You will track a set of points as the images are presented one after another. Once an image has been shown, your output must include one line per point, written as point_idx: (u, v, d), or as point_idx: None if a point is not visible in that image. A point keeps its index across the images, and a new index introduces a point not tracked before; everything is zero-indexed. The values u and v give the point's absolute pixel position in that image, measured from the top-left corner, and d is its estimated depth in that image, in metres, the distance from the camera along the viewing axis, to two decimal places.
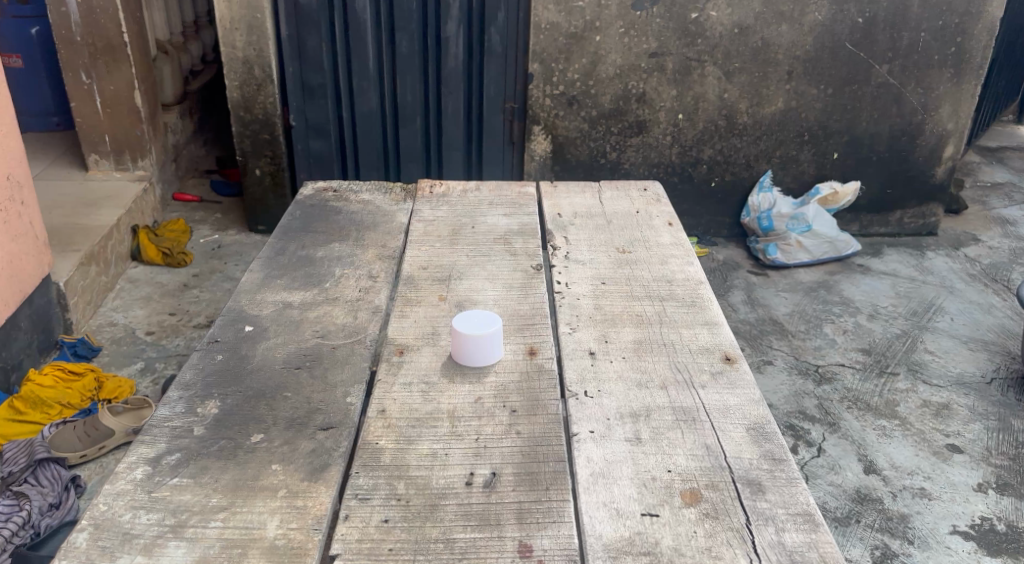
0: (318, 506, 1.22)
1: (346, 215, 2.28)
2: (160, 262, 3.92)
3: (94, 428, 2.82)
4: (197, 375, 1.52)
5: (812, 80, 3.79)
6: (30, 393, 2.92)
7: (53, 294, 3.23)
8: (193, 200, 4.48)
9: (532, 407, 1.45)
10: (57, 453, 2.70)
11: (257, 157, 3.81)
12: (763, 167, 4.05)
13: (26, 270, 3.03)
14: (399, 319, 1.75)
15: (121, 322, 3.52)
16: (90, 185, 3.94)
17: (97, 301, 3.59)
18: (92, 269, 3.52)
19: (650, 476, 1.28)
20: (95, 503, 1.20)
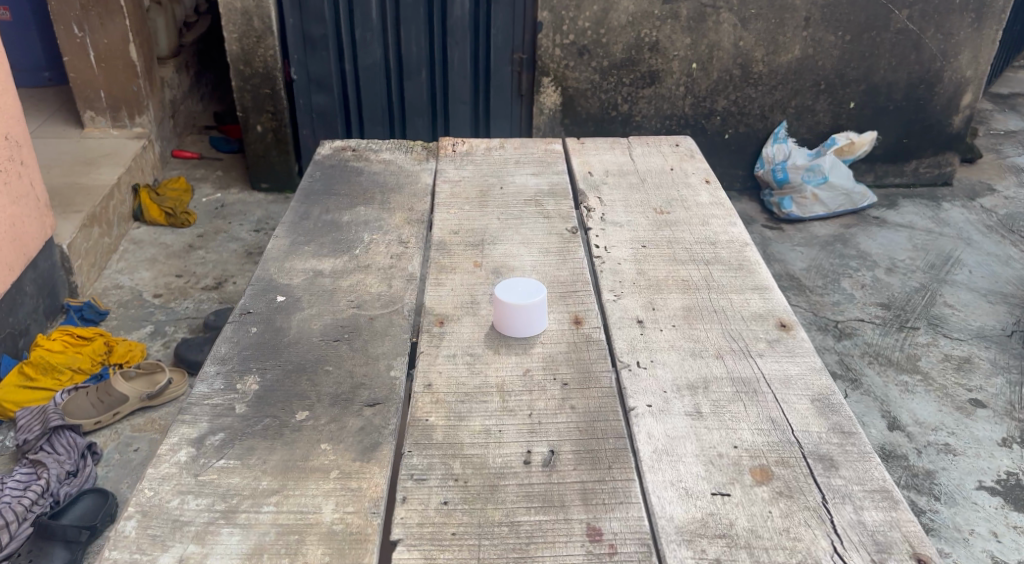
0: (374, 488, 1.17)
1: (368, 176, 2.19)
2: (163, 222, 3.81)
3: (106, 394, 2.74)
4: (233, 349, 1.46)
5: (830, 27, 3.66)
6: (41, 359, 2.85)
7: (57, 257, 3.14)
8: (193, 157, 4.36)
9: (584, 380, 1.41)
10: (72, 419, 2.62)
11: (258, 113, 3.70)
12: (779, 118, 3.94)
13: (29, 233, 2.94)
14: (435, 286, 1.68)
15: (127, 285, 3.44)
16: (87, 143, 3.81)
17: (101, 264, 3.50)
18: (94, 231, 3.42)
19: (716, 452, 1.25)
20: (140, 488, 1.14)
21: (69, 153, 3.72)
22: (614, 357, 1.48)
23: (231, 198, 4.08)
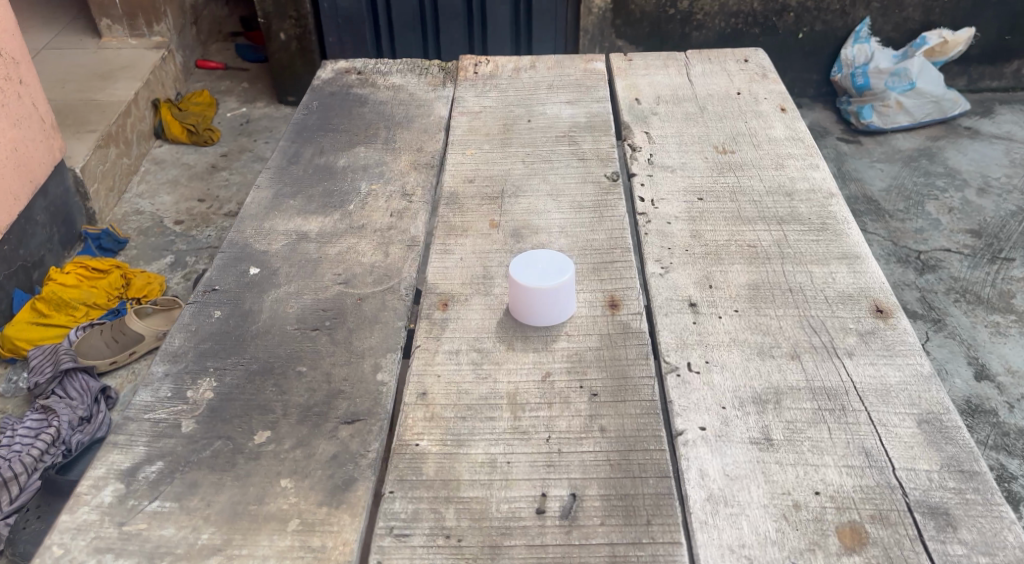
0: (341, 548, 0.91)
1: (373, 106, 1.86)
2: (184, 140, 3.53)
3: (121, 332, 2.50)
4: (189, 341, 1.19)
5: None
6: (53, 294, 2.60)
7: (70, 181, 2.87)
8: (217, 67, 4.05)
9: (618, 391, 1.11)
10: (85, 361, 2.40)
11: (280, 18, 3.35)
12: (861, 14, 3.40)
13: (34, 159, 2.65)
14: (442, 254, 1.38)
15: (147, 210, 3.18)
16: (105, 54, 3.53)
17: (120, 187, 3.23)
18: (111, 152, 3.14)
19: (790, 503, 0.96)
20: (47, 545, 0.90)
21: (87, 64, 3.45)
22: (659, 357, 1.18)
23: (258, 112, 3.79)
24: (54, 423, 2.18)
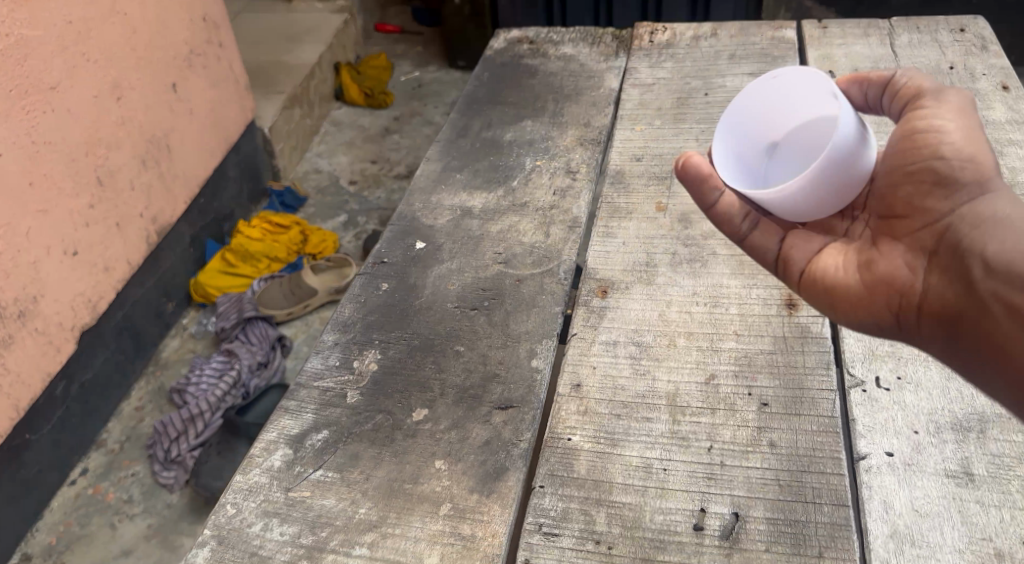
0: (491, 540, 0.90)
1: (543, 77, 1.82)
2: (363, 102, 3.61)
3: (297, 286, 2.57)
4: (358, 312, 1.23)
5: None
6: (240, 246, 2.67)
7: (259, 140, 2.95)
8: (395, 31, 4.17)
9: (792, 403, 1.01)
10: (264, 311, 2.49)
11: None
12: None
13: (230, 122, 2.71)
14: (603, 238, 1.32)
15: (326, 169, 3.27)
16: (294, 17, 3.70)
17: (303, 146, 3.33)
18: (296, 112, 3.25)
19: (990, 548, 0.85)
20: (223, 503, 0.96)
21: (278, 28, 3.59)
22: (843, 367, 1.07)
23: (429, 78, 3.82)
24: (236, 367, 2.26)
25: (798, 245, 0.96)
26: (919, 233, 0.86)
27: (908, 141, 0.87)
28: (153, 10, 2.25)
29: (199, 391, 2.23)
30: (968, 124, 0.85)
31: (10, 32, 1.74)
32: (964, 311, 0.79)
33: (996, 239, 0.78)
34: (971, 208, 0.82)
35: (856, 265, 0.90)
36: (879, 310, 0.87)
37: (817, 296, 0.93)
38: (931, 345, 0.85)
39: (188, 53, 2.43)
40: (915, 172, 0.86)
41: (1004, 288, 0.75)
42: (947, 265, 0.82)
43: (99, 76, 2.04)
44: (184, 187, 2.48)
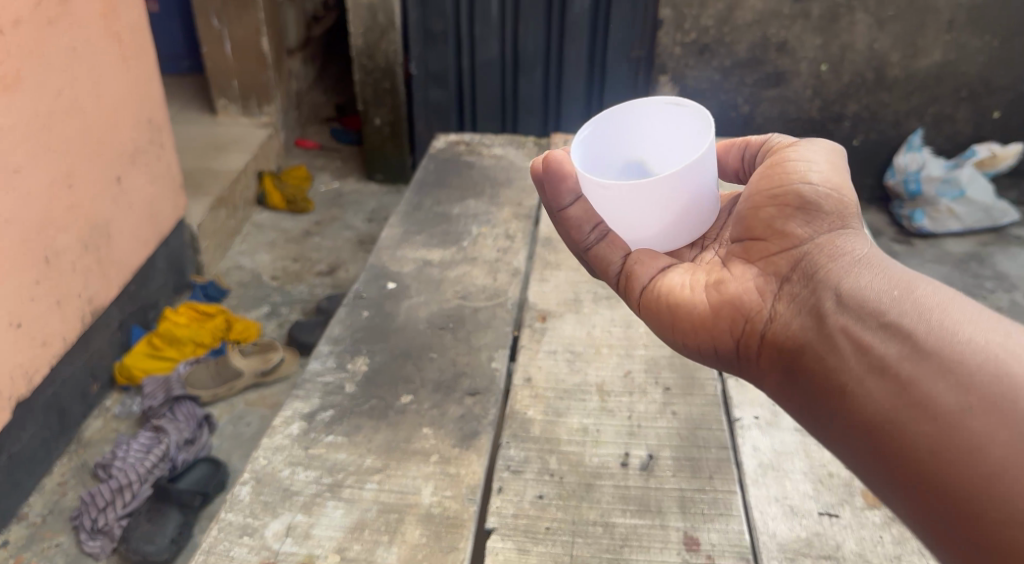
0: (471, 474, 1.18)
1: (480, 170, 2.22)
2: (285, 208, 3.52)
3: (224, 366, 2.45)
4: (346, 330, 1.52)
5: (977, 30, 2.95)
6: (167, 329, 2.52)
7: (188, 238, 2.90)
8: (314, 147, 4.09)
9: (687, 386, 1.36)
10: (193, 391, 2.35)
11: (378, 106, 3.48)
12: (914, 125, 3.19)
13: (163, 215, 2.66)
14: (539, 281, 1.69)
15: (248, 266, 3.17)
16: (218, 129, 3.58)
17: (226, 244, 3.23)
18: (222, 211, 3.17)
19: (826, 472, 1.17)
20: (255, 456, 1.21)
21: (200, 136, 3.48)
22: None
23: (351, 188, 3.78)
24: (165, 440, 2.12)
25: (644, 263, 1.07)
26: (775, 257, 0.97)
27: (778, 171, 1.00)
28: (108, 102, 2.29)
29: (126, 464, 2.05)
30: (834, 170, 0.98)
31: None
32: (801, 339, 0.88)
33: (846, 276, 0.88)
34: (824, 241, 0.94)
35: (706, 284, 1.01)
36: (721, 329, 0.98)
37: (664, 308, 1.03)
38: (763, 372, 0.95)
39: (134, 146, 2.45)
40: (780, 196, 0.97)
41: (847, 320, 0.84)
42: (795, 291, 0.93)
43: (53, 163, 2.04)
44: (118, 276, 2.40)
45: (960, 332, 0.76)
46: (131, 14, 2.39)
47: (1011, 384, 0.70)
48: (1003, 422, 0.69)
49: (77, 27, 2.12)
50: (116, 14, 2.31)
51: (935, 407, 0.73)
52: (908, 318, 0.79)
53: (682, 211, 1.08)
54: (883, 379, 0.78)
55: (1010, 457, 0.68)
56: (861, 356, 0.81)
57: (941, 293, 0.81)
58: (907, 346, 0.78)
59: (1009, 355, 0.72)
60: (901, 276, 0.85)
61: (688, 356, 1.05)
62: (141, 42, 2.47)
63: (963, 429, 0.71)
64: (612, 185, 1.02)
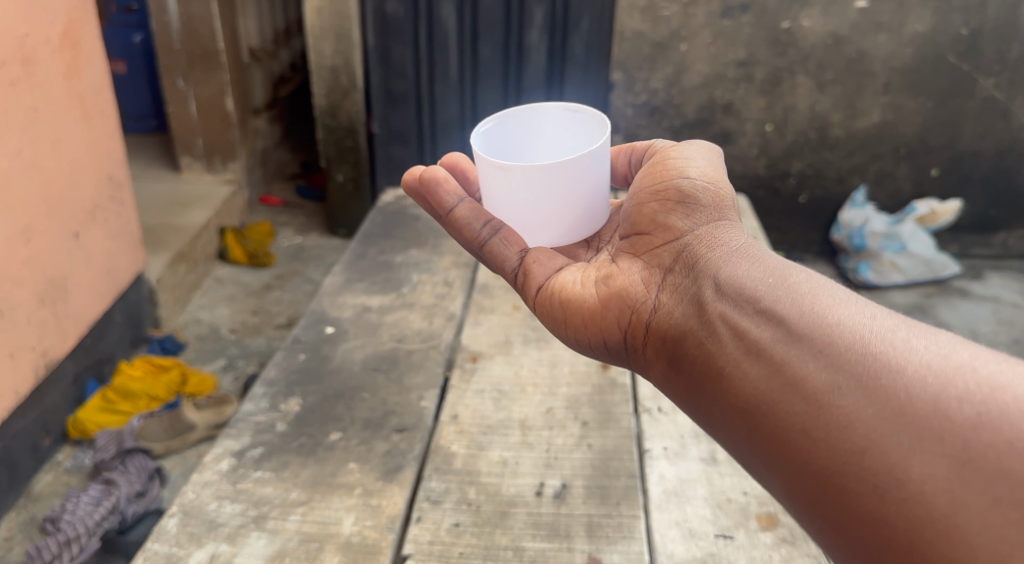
0: (392, 505, 1.25)
1: (426, 221, 2.32)
2: (244, 263, 3.52)
3: (177, 419, 2.44)
4: (281, 373, 1.58)
5: (911, 93, 3.09)
6: (122, 383, 2.50)
7: (145, 292, 2.90)
8: (277, 204, 4.08)
9: (604, 420, 1.45)
10: (145, 443, 2.33)
11: (341, 163, 3.37)
12: (857, 182, 3.32)
13: (121, 270, 2.69)
14: (473, 324, 1.78)
15: (206, 320, 3.15)
16: (181, 186, 3.61)
17: (184, 299, 3.21)
18: (181, 266, 3.17)
19: (726, 497, 1.25)
20: (184, 491, 1.27)
21: (162, 195, 3.51)
22: (640, 401, 1.51)
23: (313, 243, 3.82)
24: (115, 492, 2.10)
25: (542, 262, 1.13)
26: (658, 250, 1.05)
27: (661, 169, 1.12)
28: (69, 161, 2.35)
29: (75, 518, 2.04)
30: (708, 169, 1.10)
31: None
32: (683, 326, 0.94)
33: (723, 265, 0.95)
34: (701, 233, 1.03)
35: (596, 279, 1.07)
36: (610, 320, 1.03)
37: (555, 302, 1.08)
38: (649, 361, 0.99)
39: (94, 202, 2.50)
40: (662, 191, 1.08)
41: (725, 307, 0.89)
42: (677, 281, 0.99)
43: (13, 219, 2.09)
44: (74, 327, 2.41)
45: (829, 315, 0.81)
46: (94, 76, 2.48)
47: (872, 360, 0.75)
48: (865, 394, 0.73)
49: (40, 89, 2.20)
50: (80, 76, 2.39)
51: (806, 386, 0.77)
52: (781, 303, 0.85)
53: (574, 201, 1.17)
54: (759, 361, 0.82)
55: (874, 428, 0.71)
56: (739, 340, 0.85)
57: (812, 282, 0.87)
58: (780, 330, 0.82)
59: (872, 333, 0.77)
60: (776, 267, 0.92)
61: (579, 351, 1.10)
62: (104, 102, 2.54)
63: (831, 405, 0.75)
64: (511, 167, 1.12)
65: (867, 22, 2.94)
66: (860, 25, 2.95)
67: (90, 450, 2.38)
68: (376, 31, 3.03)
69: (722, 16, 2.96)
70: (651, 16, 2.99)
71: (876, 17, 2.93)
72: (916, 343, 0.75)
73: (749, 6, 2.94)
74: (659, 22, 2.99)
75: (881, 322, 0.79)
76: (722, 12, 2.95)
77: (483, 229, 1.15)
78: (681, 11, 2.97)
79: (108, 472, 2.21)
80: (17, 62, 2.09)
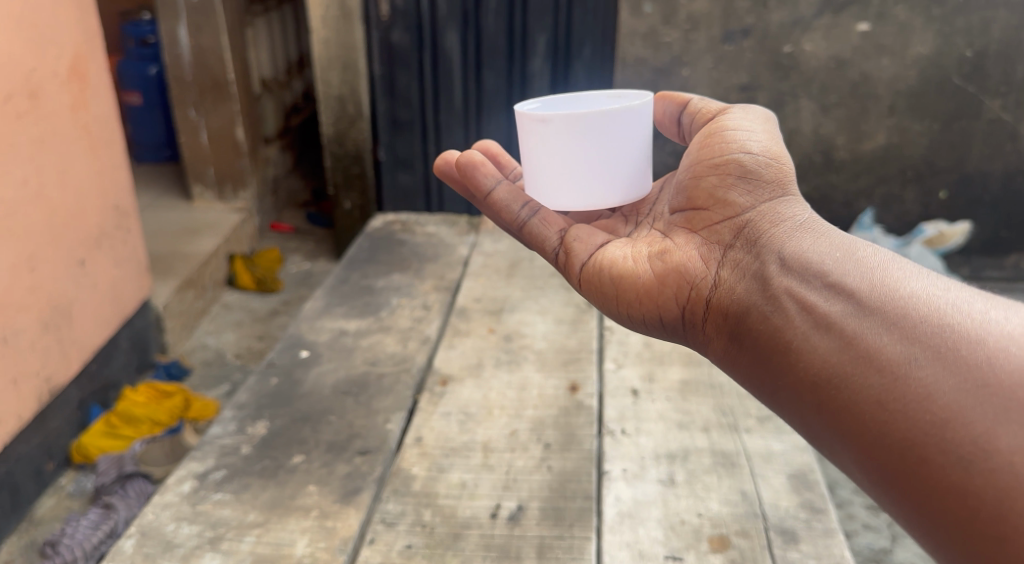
0: (347, 527, 1.26)
1: (410, 247, 2.34)
2: (252, 289, 3.36)
3: (180, 445, 2.32)
4: (252, 397, 1.60)
5: (916, 115, 2.98)
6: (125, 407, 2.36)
7: (152, 318, 2.73)
8: (289, 231, 3.93)
9: (566, 442, 1.45)
10: (146, 468, 2.21)
11: (349, 190, 3.32)
12: (863, 205, 3.18)
13: (127, 300, 2.52)
14: (447, 347, 1.79)
15: (213, 345, 2.99)
16: (194, 215, 3.49)
17: (191, 324, 3.05)
18: (189, 293, 3.01)
19: (679, 519, 1.28)
20: (145, 512, 1.30)
21: (173, 223, 3.39)
22: (605, 421, 1.52)
23: (322, 268, 3.62)
24: (116, 518, 2.01)
25: (583, 240, 1.15)
26: (717, 226, 1.08)
27: (717, 142, 1.12)
28: (73, 192, 2.20)
29: (75, 541, 1.93)
30: (768, 142, 1.12)
31: None
32: (749, 302, 0.97)
33: (789, 242, 0.98)
34: (763, 209, 1.06)
35: (651, 255, 1.10)
36: (667, 297, 1.06)
37: (608, 279, 1.10)
38: (713, 338, 1.02)
39: (100, 231, 2.34)
40: (722, 166, 1.10)
41: (793, 283, 0.92)
42: (738, 257, 1.03)
43: (15, 245, 1.95)
44: (76, 358, 2.24)
45: (900, 288, 0.83)
46: (101, 107, 2.34)
47: (951, 333, 0.76)
48: (944, 366, 0.75)
49: (46, 121, 2.07)
50: (86, 107, 2.26)
51: (881, 358, 0.79)
52: (851, 279, 0.87)
53: (616, 158, 1.18)
54: (829, 334, 0.85)
55: (956, 399, 0.73)
56: (807, 315, 0.88)
57: (881, 258, 0.89)
58: (851, 304, 0.85)
59: (948, 306, 0.79)
60: (840, 242, 0.95)
61: (634, 328, 1.12)
62: (110, 135, 2.41)
63: (908, 377, 0.77)
64: (551, 118, 1.14)
65: (869, 45, 2.86)
66: (862, 48, 2.87)
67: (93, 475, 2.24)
68: (381, 60, 3.00)
69: (723, 41, 2.87)
70: (653, 42, 2.88)
71: (879, 40, 2.85)
72: (995, 315, 0.76)
73: (749, 31, 2.85)
74: (660, 49, 2.89)
75: (957, 295, 0.80)
76: (724, 37, 2.86)
77: (522, 210, 1.18)
78: (681, 37, 2.87)
79: (109, 496, 2.10)
80: (22, 93, 1.97)
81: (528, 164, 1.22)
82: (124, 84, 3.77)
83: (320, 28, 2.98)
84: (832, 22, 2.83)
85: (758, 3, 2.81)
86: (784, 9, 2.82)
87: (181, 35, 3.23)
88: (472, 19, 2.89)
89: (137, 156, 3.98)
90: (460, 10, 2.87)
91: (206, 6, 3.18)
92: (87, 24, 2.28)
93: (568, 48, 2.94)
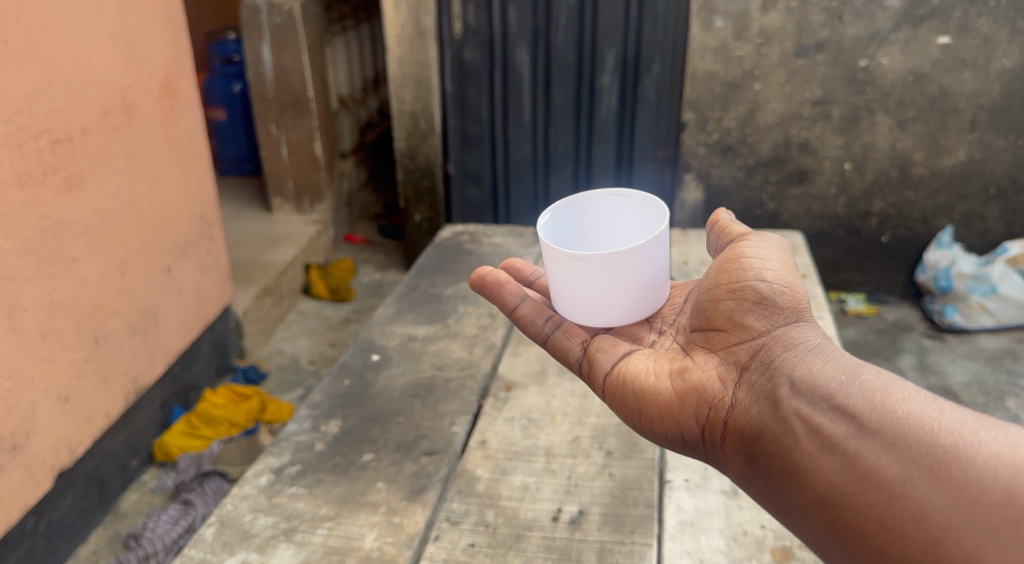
0: (413, 524, 1.31)
1: (477, 257, 2.39)
2: (326, 298, 3.48)
3: (256, 445, 2.38)
4: (326, 397, 1.68)
5: (1000, 130, 2.88)
6: (205, 408, 2.48)
7: (232, 324, 2.86)
8: (362, 242, 4.03)
9: (628, 450, 1.47)
10: (224, 466, 2.30)
11: (419, 203, 3.39)
12: (942, 223, 3.09)
13: (210, 306, 2.65)
14: (511, 355, 1.83)
15: (288, 351, 3.10)
16: (272, 226, 3.64)
17: (269, 331, 3.17)
18: (267, 300, 3.14)
19: (741, 530, 1.28)
20: (224, 503, 1.38)
21: (254, 233, 3.55)
22: None
23: (392, 279, 3.71)
24: (193, 513, 2.11)
25: (606, 350, 1.17)
26: (735, 347, 1.07)
27: (734, 266, 1.10)
28: (162, 203, 2.33)
29: (155, 534, 2.04)
30: (785, 270, 1.09)
31: (50, 210, 1.87)
32: (762, 424, 0.96)
33: (799, 363, 0.98)
34: (779, 334, 1.04)
35: (671, 371, 1.09)
36: (687, 416, 1.05)
37: (632, 394, 1.09)
38: (728, 456, 1.01)
39: (186, 240, 2.47)
40: (738, 291, 1.07)
41: (801, 404, 0.92)
42: (754, 379, 1.01)
43: (109, 253, 2.09)
44: (161, 360, 2.37)
45: (899, 409, 0.84)
46: (189, 123, 2.48)
47: (943, 452, 0.78)
48: (937, 485, 0.77)
49: (139, 134, 2.21)
50: (176, 122, 2.40)
51: (879, 477, 0.81)
52: (854, 399, 0.88)
53: (649, 279, 1.18)
54: (834, 454, 0.85)
55: (948, 517, 0.75)
56: (815, 436, 0.89)
57: (884, 377, 0.89)
58: (854, 426, 0.86)
59: (942, 427, 0.80)
60: (849, 364, 0.94)
61: (660, 443, 1.11)
62: (198, 150, 2.54)
63: (903, 495, 0.78)
64: (588, 257, 1.12)
65: (950, 59, 2.79)
66: (942, 61, 2.79)
67: (173, 473, 2.35)
68: (453, 77, 3.07)
69: (796, 56, 2.84)
70: (723, 56, 2.88)
71: (960, 54, 2.77)
72: (984, 434, 0.78)
73: (823, 45, 2.81)
74: (731, 62, 2.88)
75: (950, 415, 0.81)
76: (798, 51, 2.84)
77: (546, 325, 1.23)
78: (754, 51, 2.86)
79: (188, 495, 2.21)
80: (118, 107, 2.12)
81: (556, 283, 1.21)
82: (210, 101, 3.99)
83: (396, 46, 3.04)
84: (910, 36, 2.76)
85: (833, 17, 2.76)
86: (859, 23, 2.76)
87: (264, 54, 3.38)
88: (542, 36, 2.93)
89: (222, 170, 4.16)
90: (531, 28, 2.92)
91: (288, 25, 3.31)
92: (178, 46, 2.42)
93: (637, 63, 2.94)
